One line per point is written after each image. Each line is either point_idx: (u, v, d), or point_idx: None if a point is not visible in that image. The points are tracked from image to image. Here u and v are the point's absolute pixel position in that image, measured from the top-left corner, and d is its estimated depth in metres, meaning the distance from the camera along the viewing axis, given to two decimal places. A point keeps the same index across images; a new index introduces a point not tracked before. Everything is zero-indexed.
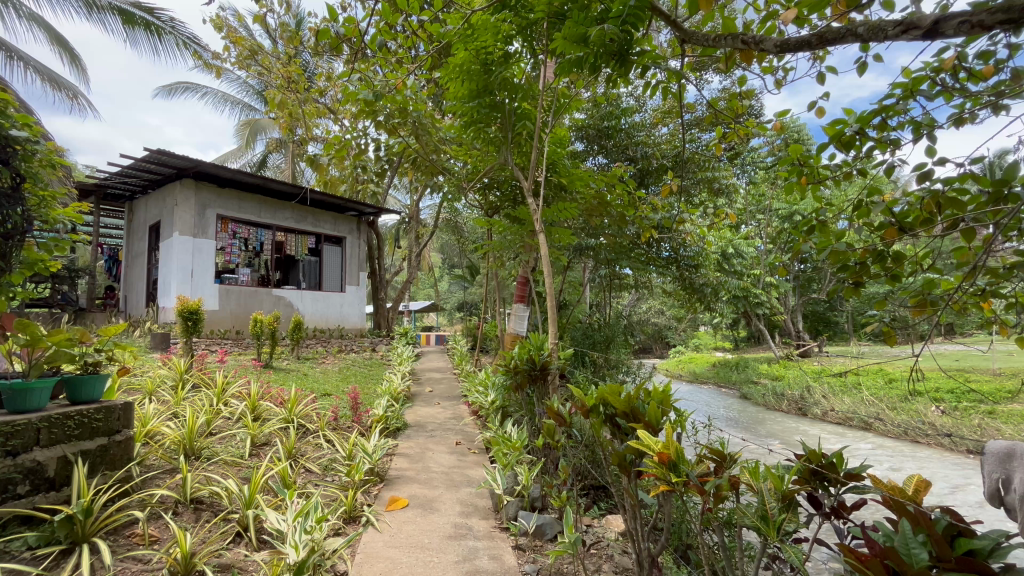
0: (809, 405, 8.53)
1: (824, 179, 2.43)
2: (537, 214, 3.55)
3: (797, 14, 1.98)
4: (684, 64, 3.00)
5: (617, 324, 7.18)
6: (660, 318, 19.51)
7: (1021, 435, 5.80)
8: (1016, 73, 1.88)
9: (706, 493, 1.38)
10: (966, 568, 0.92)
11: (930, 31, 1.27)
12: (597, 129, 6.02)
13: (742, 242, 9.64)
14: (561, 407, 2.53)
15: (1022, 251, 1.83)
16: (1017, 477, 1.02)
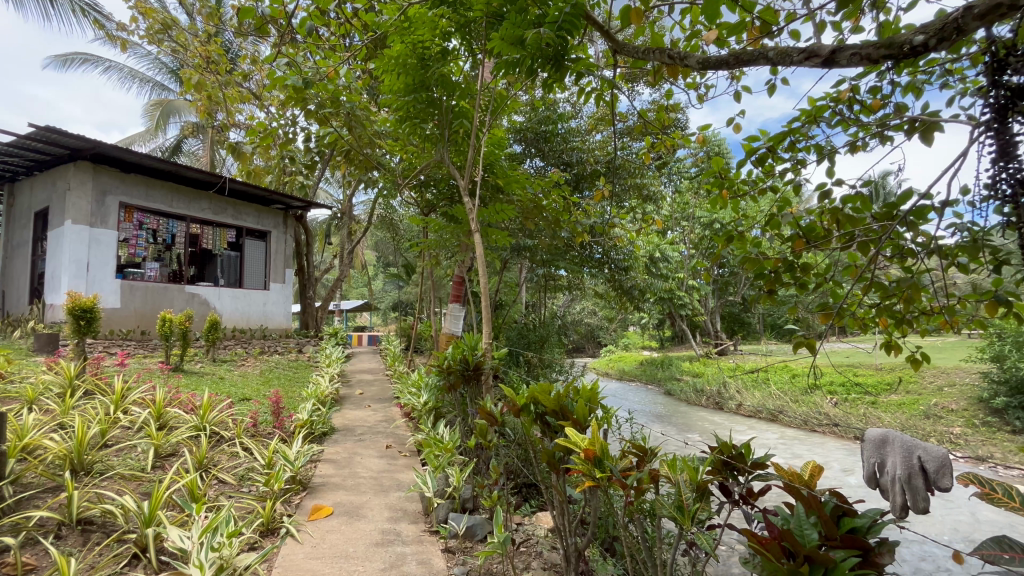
0: (725, 399, 9.20)
1: (742, 193, 2.62)
2: (473, 214, 3.51)
3: (717, 35, 2.12)
4: (616, 76, 3.12)
5: (551, 325, 7.33)
6: (593, 318, 20.19)
7: (896, 422, 6.61)
8: (898, 108, 2.14)
9: (628, 487, 1.43)
10: (847, 544, 1.05)
11: (827, 60, 1.39)
12: (535, 132, 6.10)
13: (668, 247, 10.21)
14: (492, 407, 2.54)
15: (902, 263, 2.08)
16: (891, 461, 1.14)
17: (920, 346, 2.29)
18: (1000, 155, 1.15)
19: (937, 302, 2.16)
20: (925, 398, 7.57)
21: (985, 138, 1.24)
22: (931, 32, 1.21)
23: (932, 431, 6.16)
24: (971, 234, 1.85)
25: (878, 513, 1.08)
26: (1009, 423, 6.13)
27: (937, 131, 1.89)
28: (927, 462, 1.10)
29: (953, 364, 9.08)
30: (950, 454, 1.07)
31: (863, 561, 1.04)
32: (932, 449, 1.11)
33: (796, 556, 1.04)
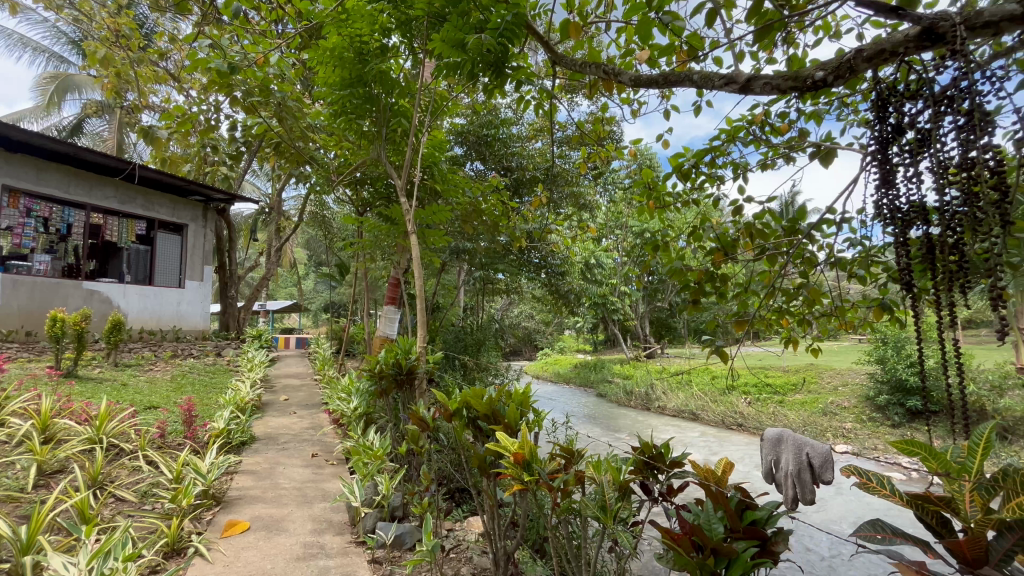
0: (652, 400, 9.67)
1: (667, 204, 2.78)
2: (410, 215, 3.42)
3: (649, 55, 2.24)
4: (555, 87, 3.20)
5: (488, 328, 7.34)
6: (530, 322, 20.52)
7: (799, 419, 7.28)
8: (802, 132, 2.37)
9: (554, 489, 1.46)
10: (749, 535, 1.13)
11: (744, 86, 1.52)
12: (476, 136, 6.10)
13: (602, 254, 10.60)
14: (424, 412, 2.51)
15: (806, 273, 2.29)
16: (784, 458, 1.27)
17: (818, 342, 2.56)
18: (883, 182, 1.30)
19: (835, 307, 2.39)
20: (824, 397, 8.39)
21: (871, 165, 1.39)
22: (829, 69, 1.34)
23: (829, 427, 6.85)
24: (863, 248, 2.08)
25: (774, 505, 1.20)
26: (889, 418, 6.95)
27: (833, 156, 2.11)
28: (813, 458, 1.24)
29: (846, 366, 10.14)
30: (833, 451, 1.21)
31: (761, 550, 1.13)
32: (817, 446, 1.25)
33: (704, 550, 1.11)
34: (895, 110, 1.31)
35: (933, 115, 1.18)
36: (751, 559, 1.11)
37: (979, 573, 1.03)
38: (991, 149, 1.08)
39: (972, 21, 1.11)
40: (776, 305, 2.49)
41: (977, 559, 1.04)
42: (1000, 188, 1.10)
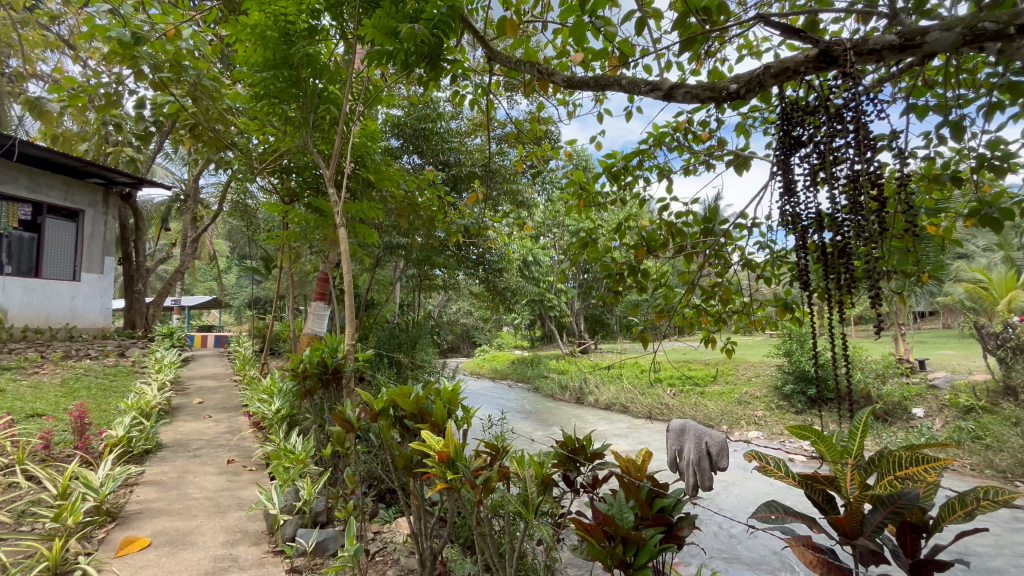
0: (586, 394, 9.97)
1: (598, 203, 2.86)
2: (340, 208, 3.24)
3: (582, 58, 2.29)
4: (492, 84, 3.19)
5: (424, 325, 7.21)
6: (468, 319, 20.46)
7: (718, 409, 7.82)
8: (721, 141, 2.54)
9: (476, 486, 1.46)
10: (657, 522, 1.24)
11: (666, 94, 1.61)
12: (412, 129, 5.95)
13: (539, 252, 10.77)
14: (349, 412, 2.42)
15: (721, 273, 2.44)
16: (687, 447, 1.64)
17: (733, 340, 2.73)
18: (785, 190, 1.40)
19: (746, 305, 2.56)
20: (739, 388, 9.08)
21: (776, 175, 1.50)
22: (742, 82, 1.43)
23: (743, 416, 7.41)
24: (771, 251, 2.25)
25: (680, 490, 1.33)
26: (793, 405, 7.63)
27: (748, 165, 2.27)
28: (712, 446, 1.60)
29: (759, 359, 10.98)
30: (726, 440, 1.59)
31: (669, 535, 1.25)
32: (714, 435, 1.62)
33: (615, 538, 1.19)
34: (797, 125, 1.41)
35: (828, 130, 1.28)
36: (658, 545, 1.20)
37: (855, 543, 1.15)
38: (873, 165, 1.20)
39: (862, 47, 1.21)
40: (696, 303, 2.63)
41: (854, 531, 1.16)
42: (879, 199, 1.22)
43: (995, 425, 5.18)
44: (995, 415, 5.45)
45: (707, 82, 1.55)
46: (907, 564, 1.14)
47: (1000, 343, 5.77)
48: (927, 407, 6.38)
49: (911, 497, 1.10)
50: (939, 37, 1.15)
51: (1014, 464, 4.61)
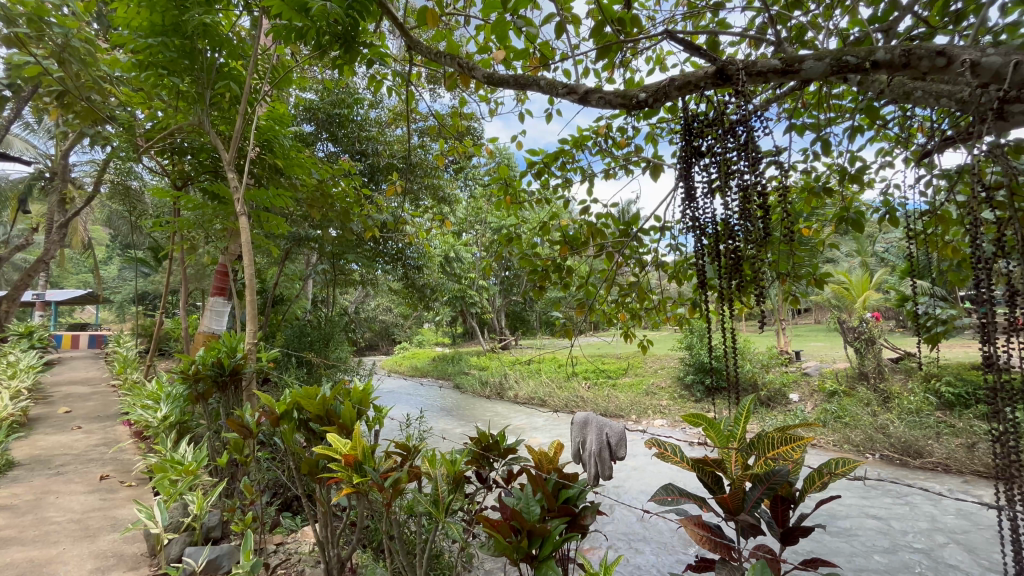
0: (505, 389, 10.09)
1: (522, 201, 2.89)
2: (241, 195, 2.96)
3: (504, 56, 2.30)
4: (413, 75, 3.09)
5: (339, 322, 6.87)
6: (387, 315, 19.87)
7: (628, 399, 8.30)
8: (637, 148, 2.67)
9: (385, 489, 1.42)
10: (562, 513, 1.35)
11: (582, 98, 1.67)
12: (327, 114, 5.62)
13: (461, 248, 10.72)
14: (248, 417, 2.24)
15: (636, 272, 2.58)
16: (589, 439, 1.76)
17: (648, 336, 2.90)
18: (687, 197, 1.50)
19: (659, 305, 2.73)
20: (647, 379, 9.71)
21: (679, 182, 1.60)
22: (649, 92, 1.51)
23: (650, 405, 7.93)
24: (680, 253, 2.41)
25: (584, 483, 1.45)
26: (693, 393, 8.30)
27: (660, 171, 2.41)
28: (611, 437, 1.74)
29: (666, 353, 11.77)
30: (624, 431, 1.73)
31: (572, 524, 1.36)
32: (614, 427, 1.76)
33: (521, 532, 1.26)
34: (698, 137, 1.52)
35: (724, 143, 1.39)
36: (563, 535, 1.30)
37: (737, 518, 1.27)
38: (758, 177, 1.32)
39: (751, 68, 1.33)
40: (614, 301, 2.76)
41: (736, 508, 1.28)
42: (765, 209, 1.35)
43: (853, 406, 6.02)
44: (853, 398, 6.31)
45: (620, 90, 1.62)
46: (780, 533, 1.29)
47: (856, 335, 6.70)
48: (801, 392, 7.25)
49: (783, 473, 1.24)
50: (814, 65, 1.29)
51: (864, 438, 5.35)
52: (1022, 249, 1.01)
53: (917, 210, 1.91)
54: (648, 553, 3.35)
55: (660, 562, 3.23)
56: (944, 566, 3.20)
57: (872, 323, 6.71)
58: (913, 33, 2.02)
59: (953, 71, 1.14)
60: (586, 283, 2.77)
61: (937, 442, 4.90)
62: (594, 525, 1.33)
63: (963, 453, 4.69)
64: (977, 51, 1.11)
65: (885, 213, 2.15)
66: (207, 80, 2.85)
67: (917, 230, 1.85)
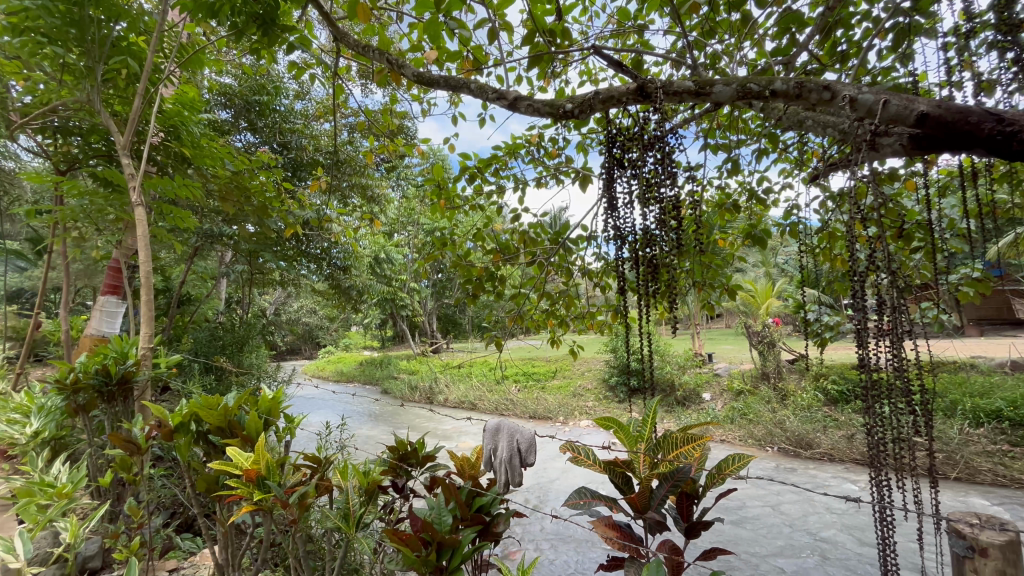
0: (435, 393, 9.92)
1: (455, 205, 2.86)
2: (138, 183, 2.64)
3: (438, 57, 2.26)
4: (342, 68, 2.95)
5: (255, 325, 6.40)
6: (311, 317, 18.88)
7: (557, 401, 8.48)
8: (567, 158, 2.75)
9: (289, 505, 1.33)
10: (475, 521, 1.44)
11: (511, 104, 1.70)
12: (245, 101, 5.22)
13: (392, 249, 10.45)
14: (137, 431, 2.01)
15: (565, 280, 2.65)
16: (499, 446, 1.83)
17: (575, 341, 2.97)
18: (609, 207, 1.56)
19: (585, 311, 2.81)
20: (574, 381, 9.98)
21: (602, 192, 1.66)
22: (576, 103, 1.55)
23: (577, 407, 8.15)
24: (606, 261, 2.50)
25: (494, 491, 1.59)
26: (617, 394, 8.66)
27: (589, 182, 2.49)
28: (521, 443, 1.80)
29: (593, 356, 12.19)
30: (533, 436, 1.80)
31: (484, 532, 1.47)
32: (523, 433, 1.82)
33: (431, 544, 1.29)
34: (620, 149, 1.58)
35: (643, 157, 1.45)
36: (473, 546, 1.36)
37: (645, 516, 1.33)
38: (673, 190, 1.39)
39: (668, 88, 1.40)
40: (544, 308, 2.81)
41: (643, 506, 1.35)
42: (679, 222, 1.43)
43: (756, 404, 6.58)
44: (757, 396, 6.89)
45: (547, 98, 1.66)
46: (684, 528, 1.37)
47: (760, 339, 7.35)
48: (712, 391, 7.80)
49: (685, 469, 1.30)
50: (722, 89, 1.38)
51: (765, 433, 5.85)
52: (887, 268, 1.14)
53: (809, 228, 2.12)
54: (571, 552, 3.44)
55: (581, 560, 3.32)
56: (829, 545, 3.55)
57: (773, 328, 7.38)
58: (807, 69, 2.25)
59: (836, 104, 1.24)
60: (517, 289, 2.80)
61: (824, 435, 5.44)
62: (505, 531, 1.46)
63: (843, 443, 5.24)
64: (855, 87, 1.20)
65: (785, 228, 2.36)
66: (98, 53, 2.52)
67: (809, 244, 2.04)
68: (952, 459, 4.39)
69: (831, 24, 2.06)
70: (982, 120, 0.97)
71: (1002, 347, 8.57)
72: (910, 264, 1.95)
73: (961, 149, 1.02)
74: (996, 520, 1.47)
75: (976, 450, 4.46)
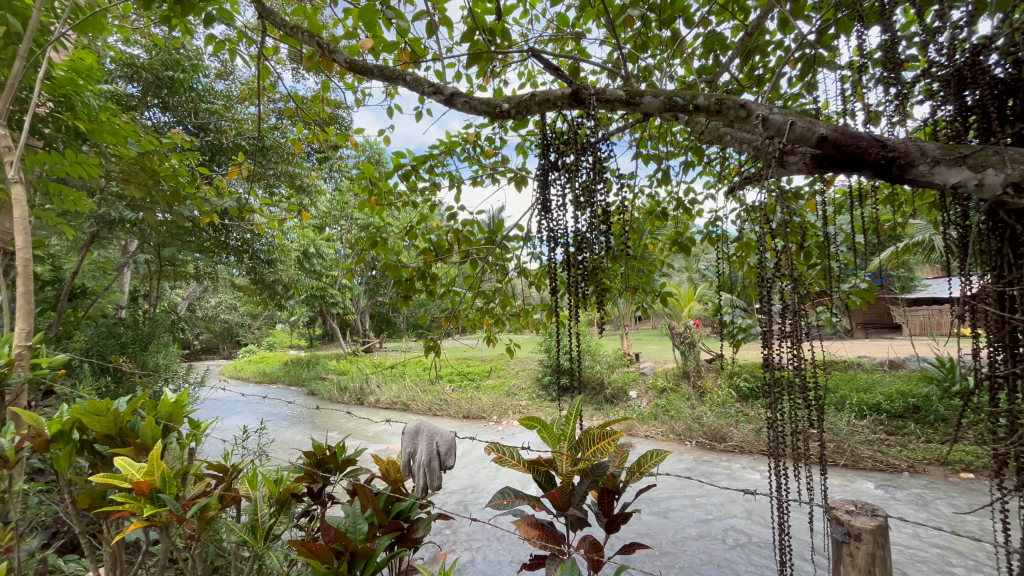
0: (366, 394, 9.57)
1: (389, 201, 2.76)
2: (17, 157, 2.29)
3: (374, 47, 2.17)
4: (269, 48, 2.75)
5: (163, 321, 5.82)
6: (230, 314, 17.58)
7: (491, 400, 8.49)
8: (504, 159, 2.75)
9: (186, 520, 1.23)
10: (392, 527, 1.46)
11: (447, 99, 1.67)
12: (154, 77, 4.73)
13: (322, 244, 9.96)
14: (7, 441, 1.75)
15: (501, 280, 2.65)
16: (417, 450, 1.81)
17: (511, 339, 2.99)
18: (543, 209, 1.58)
19: (519, 310, 2.83)
20: (508, 380, 10.05)
21: (536, 194, 1.67)
22: (512, 103, 1.55)
23: (511, 405, 8.21)
24: (541, 261, 2.53)
25: (415, 497, 1.67)
26: (549, 393, 8.83)
27: (525, 183, 2.51)
28: (440, 445, 1.79)
29: (527, 355, 12.34)
30: (452, 438, 1.79)
31: (404, 538, 1.51)
32: (443, 434, 1.81)
33: (343, 554, 1.27)
34: (554, 152, 1.60)
35: (575, 162, 1.48)
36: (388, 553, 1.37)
37: (567, 513, 1.37)
38: (604, 196, 1.43)
39: (600, 95, 1.43)
40: (478, 307, 2.79)
41: (564, 503, 1.39)
42: (608, 226, 1.47)
43: (678, 401, 6.96)
44: (678, 394, 7.31)
45: (484, 96, 1.65)
46: (605, 522, 1.42)
47: (682, 339, 7.79)
48: (638, 389, 8.16)
49: (604, 466, 1.35)
50: (651, 101, 1.44)
51: (685, 428, 6.19)
52: (790, 276, 1.24)
53: (727, 236, 2.26)
54: (500, 551, 3.45)
55: (509, 559, 3.33)
56: (738, 531, 3.82)
57: (694, 329, 7.85)
58: (728, 89, 2.41)
59: (751, 123, 1.32)
60: (451, 289, 2.76)
61: (736, 429, 5.87)
62: (423, 536, 1.50)
63: (752, 437, 5.68)
64: (767, 107, 1.28)
65: (706, 236, 2.51)
66: None
67: (726, 252, 2.18)
68: (840, 448, 4.90)
69: (750, 49, 2.22)
70: (870, 146, 1.06)
71: (883, 347, 9.70)
72: (809, 273, 2.14)
73: (852, 171, 1.12)
74: (869, 505, 1.64)
75: (861, 440, 5.01)
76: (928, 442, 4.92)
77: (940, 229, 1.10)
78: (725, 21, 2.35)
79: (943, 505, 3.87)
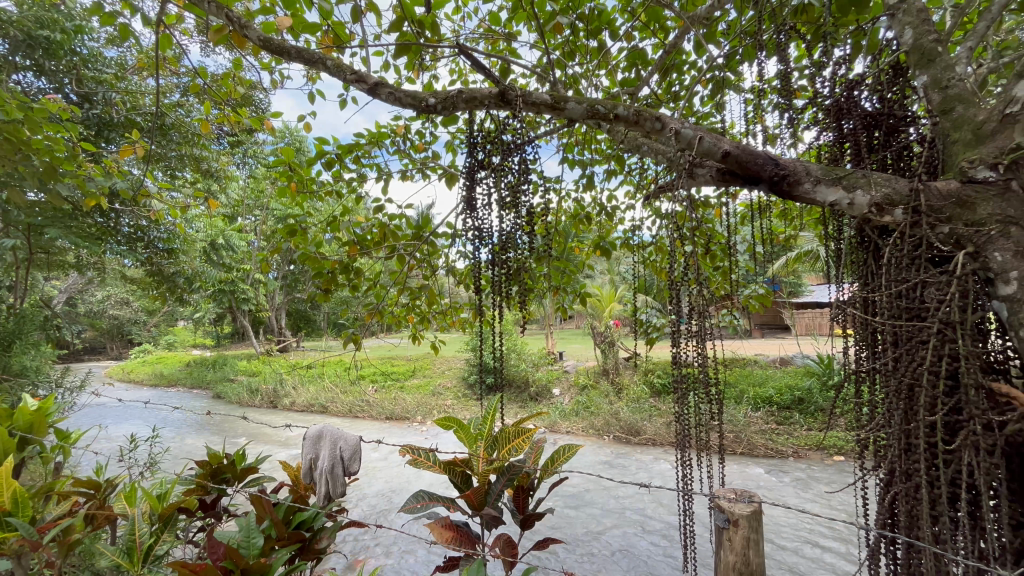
0: (280, 396, 8.96)
1: (310, 190, 2.59)
2: None
3: (293, 26, 2.02)
4: (171, 16, 2.49)
5: (33, 317, 5.06)
6: (122, 310, 15.72)
7: (416, 400, 8.31)
8: (434, 154, 2.69)
9: (44, 546, 1.10)
10: (294, 539, 1.39)
11: (371, 88, 1.60)
12: (24, 34, 4.02)
13: (232, 235, 9.19)
14: None
15: (427, 276, 2.59)
16: (319, 455, 1.80)
17: (437, 338, 2.94)
18: (468, 208, 1.56)
19: (445, 308, 2.78)
20: (434, 380, 9.90)
21: (462, 192, 1.64)
22: (438, 98, 1.51)
23: (436, 405, 8.10)
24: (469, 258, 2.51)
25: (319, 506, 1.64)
26: (475, 392, 8.82)
27: (455, 179, 2.48)
28: (343, 450, 1.78)
29: (454, 355, 12.23)
30: (356, 442, 1.78)
31: (305, 549, 1.44)
32: (346, 439, 1.81)
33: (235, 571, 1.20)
34: (481, 151, 1.60)
35: (502, 162, 1.48)
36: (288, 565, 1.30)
37: (481, 512, 1.36)
38: (529, 198, 1.45)
39: (527, 98, 1.44)
40: (401, 304, 2.71)
41: (480, 503, 1.38)
42: (532, 227, 1.48)
43: (598, 398, 7.26)
44: (598, 390, 7.62)
45: (410, 89, 1.60)
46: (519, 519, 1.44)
47: (603, 339, 8.13)
48: (561, 386, 8.39)
49: (516, 463, 1.37)
50: (575, 107, 1.47)
51: (604, 423, 6.45)
52: (696, 280, 1.32)
53: (644, 240, 2.39)
54: (417, 554, 3.39)
55: (425, 562, 3.28)
56: (647, 519, 4.05)
57: (614, 329, 8.22)
58: (648, 102, 2.54)
59: (664, 135, 1.40)
60: (375, 285, 2.66)
61: (650, 423, 6.23)
62: (327, 545, 1.45)
63: (664, 430, 6.06)
64: (680, 121, 1.36)
65: (625, 239, 2.63)
66: None
67: (643, 257, 2.30)
68: (739, 438, 5.36)
69: (668, 66, 2.35)
70: (765, 163, 1.17)
71: (776, 346, 10.75)
72: (715, 277, 2.30)
73: (751, 185, 1.22)
74: (747, 492, 1.79)
75: (756, 430, 5.51)
76: (809, 430, 5.52)
77: (822, 241, 1.23)
78: (648, 38, 2.47)
79: (821, 487, 4.35)
